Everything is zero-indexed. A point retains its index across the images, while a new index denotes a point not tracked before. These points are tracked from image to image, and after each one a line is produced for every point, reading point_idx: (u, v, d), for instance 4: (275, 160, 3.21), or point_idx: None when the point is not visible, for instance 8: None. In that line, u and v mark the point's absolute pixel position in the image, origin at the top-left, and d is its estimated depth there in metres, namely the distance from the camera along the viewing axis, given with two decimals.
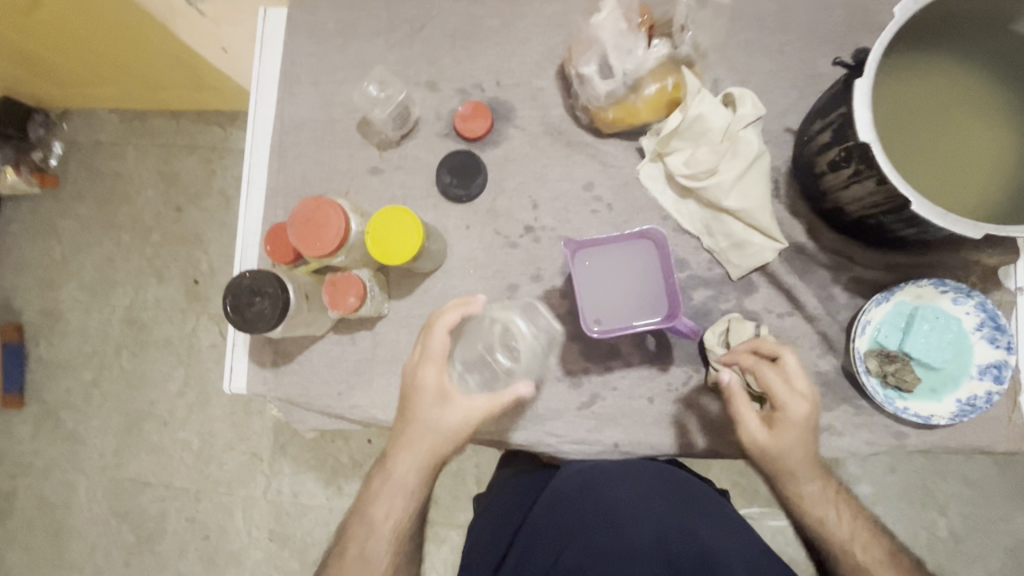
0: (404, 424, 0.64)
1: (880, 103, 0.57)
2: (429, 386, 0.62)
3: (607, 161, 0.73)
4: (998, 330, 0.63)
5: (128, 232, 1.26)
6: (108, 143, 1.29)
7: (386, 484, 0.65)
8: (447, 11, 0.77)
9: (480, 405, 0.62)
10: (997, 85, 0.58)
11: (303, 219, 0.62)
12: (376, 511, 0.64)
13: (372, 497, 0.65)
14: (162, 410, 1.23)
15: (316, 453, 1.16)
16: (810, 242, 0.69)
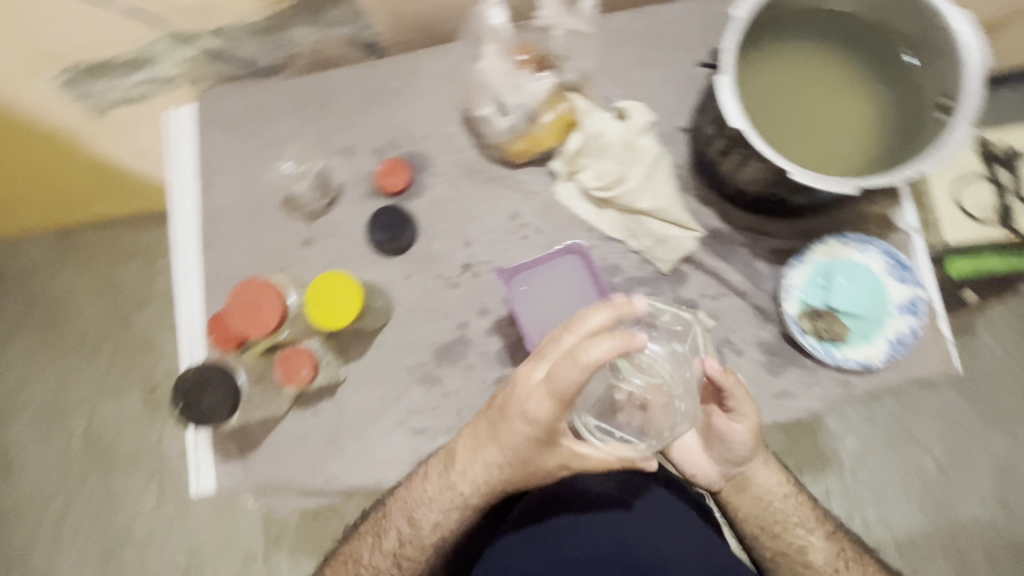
0: (502, 431, 0.59)
1: (747, 92, 0.63)
2: (540, 424, 0.55)
3: (525, 189, 0.77)
4: (904, 268, 0.69)
5: (75, 352, 1.22)
6: (36, 267, 1.25)
7: (451, 490, 0.65)
8: (348, 80, 0.81)
9: (602, 457, 0.59)
10: (845, 55, 0.64)
11: (241, 304, 0.64)
12: (430, 509, 0.66)
13: (427, 497, 0.66)
14: (139, 531, 1.17)
15: (311, 540, 1.11)
16: (725, 225, 0.74)
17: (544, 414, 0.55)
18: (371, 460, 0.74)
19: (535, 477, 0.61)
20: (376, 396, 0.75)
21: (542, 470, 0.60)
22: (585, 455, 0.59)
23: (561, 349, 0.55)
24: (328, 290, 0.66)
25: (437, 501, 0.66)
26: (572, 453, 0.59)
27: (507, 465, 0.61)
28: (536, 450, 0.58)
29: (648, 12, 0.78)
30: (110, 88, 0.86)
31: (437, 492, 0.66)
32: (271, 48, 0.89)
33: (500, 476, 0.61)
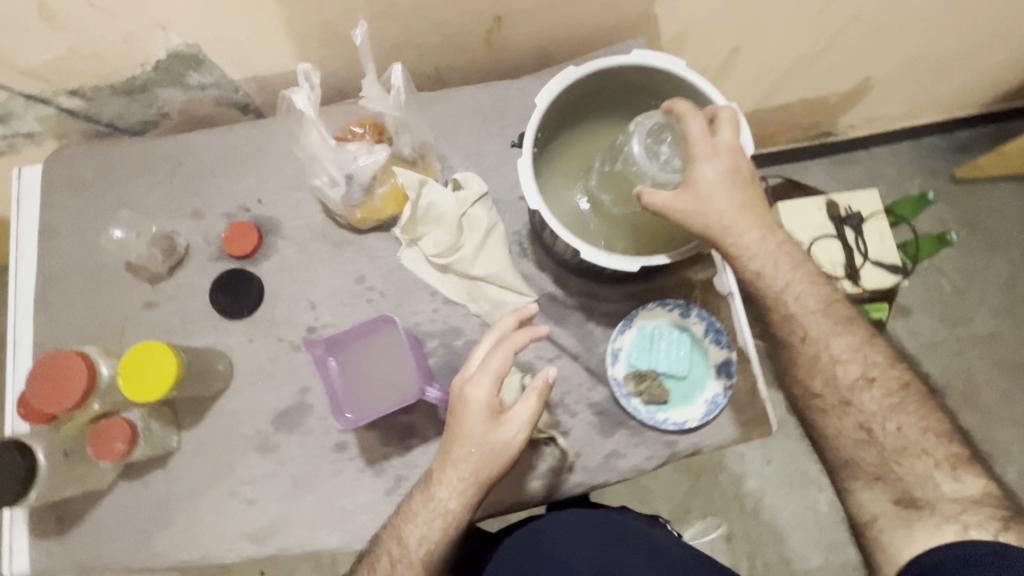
0: (456, 423, 0.62)
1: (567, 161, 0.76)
2: (480, 402, 0.61)
3: (371, 254, 0.78)
4: (718, 333, 0.75)
5: None
6: None
7: (430, 503, 0.63)
8: (202, 145, 0.82)
9: (531, 408, 0.62)
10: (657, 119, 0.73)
11: (42, 377, 0.62)
12: (419, 524, 0.63)
13: (411, 513, 0.64)
14: None
15: None
16: (560, 290, 0.77)
17: (485, 387, 0.61)
18: (201, 533, 0.72)
19: (497, 459, 0.62)
20: (210, 465, 0.73)
21: (503, 447, 0.62)
22: (532, 414, 0.62)
23: (494, 337, 0.64)
24: (141, 358, 0.64)
25: (420, 516, 0.64)
26: (524, 417, 0.62)
27: (472, 453, 0.62)
28: (488, 428, 0.62)
29: (494, 87, 0.83)
30: None
31: (418, 505, 0.64)
32: (139, 107, 0.90)
33: (467, 467, 0.62)
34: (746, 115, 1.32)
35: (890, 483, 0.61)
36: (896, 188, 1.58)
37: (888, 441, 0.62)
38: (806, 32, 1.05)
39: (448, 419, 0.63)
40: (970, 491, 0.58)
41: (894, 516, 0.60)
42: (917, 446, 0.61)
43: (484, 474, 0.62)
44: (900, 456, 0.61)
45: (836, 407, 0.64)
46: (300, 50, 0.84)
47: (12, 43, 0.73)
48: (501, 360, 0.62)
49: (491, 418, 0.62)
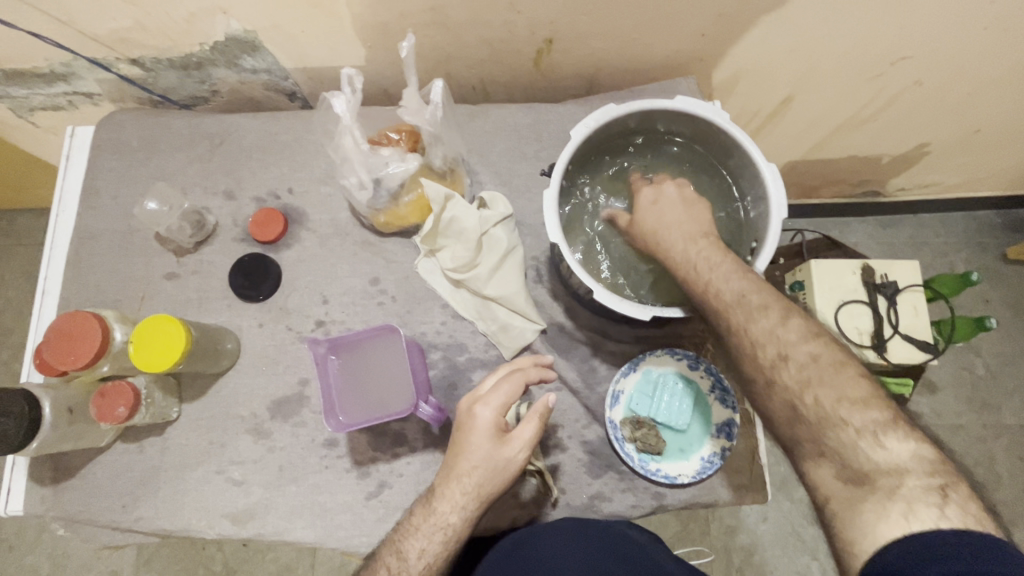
0: (462, 440, 0.62)
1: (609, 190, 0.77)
2: (485, 420, 0.61)
3: (389, 258, 0.79)
4: (725, 391, 0.73)
5: (7, 347, 1.35)
6: None
7: (431, 515, 0.62)
8: (245, 128, 0.84)
9: (536, 431, 0.62)
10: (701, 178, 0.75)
11: (57, 334, 0.64)
12: (417, 535, 0.61)
13: (412, 523, 0.62)
14: (9, 533, 1.20)
15: (183, 563, 1.18)
16: (569, 321, 0.76)
17: (495, 407, 0.62)
18: (184, 505, 0.73)
19: (497, 480, 0.61)
20: (204, 441, 0.75)
21: (504, 467, 0.61)
22: (534, 439, 0.62)
23: (508, 368, 0.65)
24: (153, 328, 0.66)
25: (416, 525, 0.62)
26: (527, 441, 0.62)
27: (475, 470, 0.61)
28: (492, 449, 0.61)
29: (535, 109, 0.83)
30: (37, 95, 0.94)
31: (417, 514, 0.63)
32: (192, 82, 0.93)
33: (469, 482, 0.61)
34: (792, 165, 1.29)
35: (832, 457, 0.53)
36: (940, 259, 1.51)
37: (812, 414, 0.54)
38: (864, 91, 1.02)
39: (453, 436, 0.63)
40: (903, 459, 0.50)
41: (842, 497, 0.51)
42: (835, 415, 0.53)
43: (486, 491, 0.61)
44: (836, 418, 0.53)
45: (764, 387, 0.57)
46: (350, 49, 0.85)
47: (82, 11, 0.76)
48: (513, 385, 0.62)
49: (496, 440, 0.61)
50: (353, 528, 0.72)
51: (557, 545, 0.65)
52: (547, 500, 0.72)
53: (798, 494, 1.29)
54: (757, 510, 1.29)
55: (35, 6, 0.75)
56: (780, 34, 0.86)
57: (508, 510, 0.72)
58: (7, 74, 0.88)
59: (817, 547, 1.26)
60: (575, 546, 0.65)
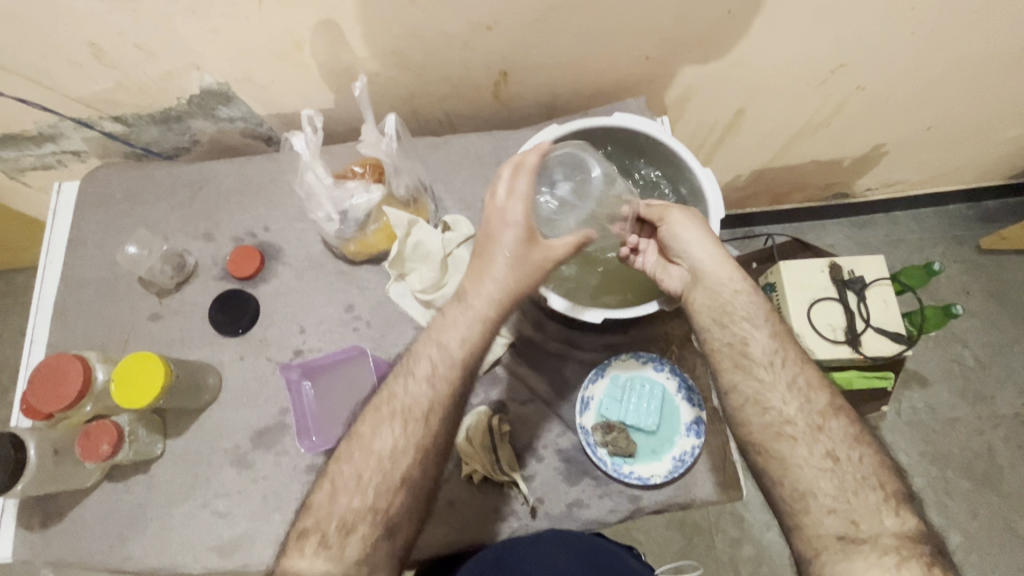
0: (492, 243, 0.67)
1: None
2: (515, 223, 0.66)
3: (362, 285, 0.83)
4: (690, 390, 0.76)
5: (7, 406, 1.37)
6: None
7: (450, 345, 0.66)
8: (222, 173, 0.89)
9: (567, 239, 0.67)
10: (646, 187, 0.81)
11: (41, 377, 0.67)
12: (435, 370, 0.65)
13: (418, 369, 0.66)
14: None
15: None
16: (537, 333, 0.78)
17: (516, 219, 0.66)
18: (171, 540, 0.74)
19: (531, 277, 0.67)
20: (189, 475, 0.76)
21: (534, 266, 0.67)
22: (563, 245, 0.67)
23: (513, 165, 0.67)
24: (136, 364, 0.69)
25: (424, 372, 0.66)
26: (557, 246, 0.67)
27: (508, 272, 0.66)
28: (522, 248, 0.66)
29: (495, 137, 0.88)
30: (27, 157, 1.00)
31: (422, 355, 0.67)
32: (172, 135, 0.98)
33: (502, 283, 0.67)
34: (756, 173, 1.34)
35: (842, 514, 0.61)
36: (916, 255, 1.54)
37: (854, 469, 0.63)
38: (812, 99, 1.07)
39: (484, 240, 0.67)
40: (908, 526, 0.60)
41: (837, 548, 0.60)
42: (873, 478, 0.63)
43: (517, 291, 0.67)
44: (858, 488, 0.62)
45: (807, 434, 0.65)
46: (319, 94, 0.90)
47: (67, 76, 0.82)
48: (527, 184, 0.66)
49: (526, 241, 0.66)
50: None
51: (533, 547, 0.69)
52: (519, 509, 0.73)
53: None
54: (760, 518, 1.27)
55: (23, 75, 0.81)
56: (718, 53, 0.92)
57: (484, 522, 0.72)
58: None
59: None
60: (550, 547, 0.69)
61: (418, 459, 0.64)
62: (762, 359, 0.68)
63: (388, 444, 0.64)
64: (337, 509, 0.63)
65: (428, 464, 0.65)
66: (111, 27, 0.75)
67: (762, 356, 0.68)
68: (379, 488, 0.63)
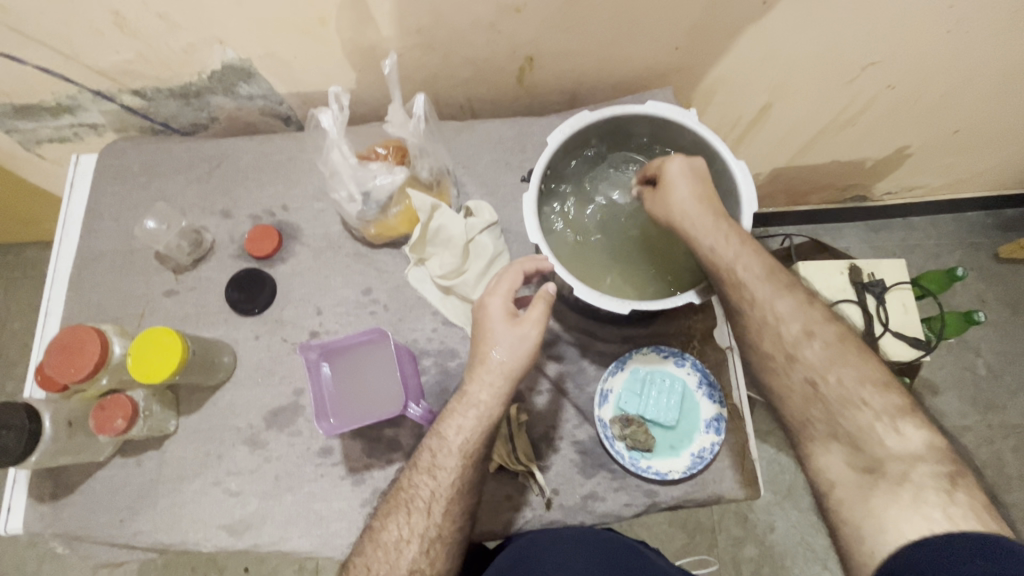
0: (482, 331, 0.67)
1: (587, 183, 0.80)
2: (498, 312, 0.66)
3: (381, 268, 0.82)
4: (711, 386, 0.75)
5: (14, 379, 1.37)
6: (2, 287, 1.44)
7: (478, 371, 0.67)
8: (241, 150, 0.88)
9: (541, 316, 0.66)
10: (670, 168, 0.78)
11: (59, 348, 0.66)
12: (436, 459, 0.65)
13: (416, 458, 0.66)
14: (8, 564, 1.19)
15: None
16: (557, 323, 0.77)
17: (496, 298, 0.67)
18: (181, 516, 0.74)
19: (523, 358, 0.66)
20: (201, 452, 0.76)
21: (522, 344, 0.66)
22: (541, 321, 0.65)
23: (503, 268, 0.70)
24: (176, 359, 0.68)
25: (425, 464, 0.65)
26: (537, 322, 0.66)
27: (500, 357, 0.65)
28: (507, 330, 0.66)
29: (519, 123, 0.87)
30: (44, 128, 0.99)
31: (425, 446, 0.66)
32: (191, 110, 0.97)
33: (493, 369, 0.65)
34: (776, 172, 1.32)
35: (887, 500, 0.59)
36: (933, 261, 1.53)
37: None
38: (840, 97, 1.06)
39: (474, 331, 0.68)
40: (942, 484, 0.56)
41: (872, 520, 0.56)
42: None
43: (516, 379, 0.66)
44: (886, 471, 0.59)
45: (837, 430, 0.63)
46: (341, 72, 0.89)
47: (88, 45, 0.81)
48: (513, 274, 0.68)
49: (511, 325, 0.66)
50: (348, 535, 0.72)
51: (545, 544, 0.68)
52: (537, 507, 0.72)
53: (805, 501, 1.27)
54: (766, 518, 1.27)
55: (44, 43, 0.80)
56: (749, 46, 0.90)
57: (498, 513, 0.72)
58: (17, 108, 0.93)
59: (827, 555, 1.25)
60: (563, 542, 0.68)
61: (427, 550, 0.63)
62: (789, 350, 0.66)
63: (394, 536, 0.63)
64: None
65: (438, 551, 0.64)
66: None
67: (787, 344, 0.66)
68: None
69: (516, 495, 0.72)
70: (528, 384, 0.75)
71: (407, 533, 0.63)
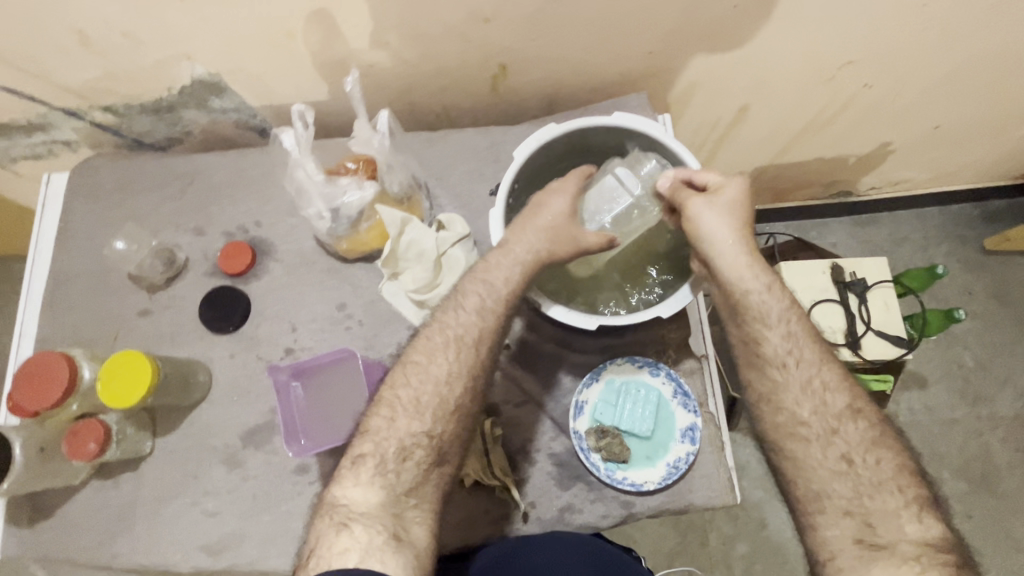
0: (533, 216, 0.69)
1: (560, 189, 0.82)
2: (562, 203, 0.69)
3: (355, 283, 0.81)
4: (686, 396, 0.75)
5: None
6: None
7: (498, 279, 0.67)
8: (213, 166, 0.87)
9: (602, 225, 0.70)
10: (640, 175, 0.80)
11: (27, 375, 0.66)
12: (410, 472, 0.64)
13: (412, 367, 0.64)
14: None
15: None
16: (532, 334, 0.77)
17: (559, 204, 0.69)
18: (160, 537, 0.74)
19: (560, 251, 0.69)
20: (179, 473, 0.76)
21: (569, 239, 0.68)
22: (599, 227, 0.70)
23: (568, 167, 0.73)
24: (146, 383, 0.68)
25: (438, 372, 0.64)
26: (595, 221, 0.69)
27: (537, 242, 0.68)
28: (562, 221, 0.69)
29: (493, 133, 0.86)
30: (17, 146, 0.98)
31: (435, 354, 0.64)
32: (164, 126, 0.96)
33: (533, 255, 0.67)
34: (760, 170, 1.31)
35: (858, 516, 0.59)
36: (920, 255, 1.52)
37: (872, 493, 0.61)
38: (818, 96, 1.05)
39: (523, 215, 0.70)
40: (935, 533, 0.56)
41: (854, 554, 0.57)
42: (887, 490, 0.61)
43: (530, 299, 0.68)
44: (873, 490, 0.59)
45: (820, 437, 0.62)
46: (312, 85, 0.88)
47: (53, 64, 0.80)
48: (577, 173, 0.71)
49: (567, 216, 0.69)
50: None
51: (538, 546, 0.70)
52: (514, 520, 0.72)
53: None
54: (755, 517, 1.27)
55: (11, 64, 0.80)
56: (724, 49, 0.90)
57: (474, 528, 0.72)
58: None
59: None
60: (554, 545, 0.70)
61: (431, 463, 0.62)
62: (774, 356, 0.65)
63: (394, 444, 0.61)
64: (338, 511, 0.57)
65: None
66: (96, 14, 0.73)
67: (760, 348, 0.66)
68: (386, 491, 0.59)
69: (493, 509, 0.72)
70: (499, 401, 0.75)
71: (412, 442, 0.61)
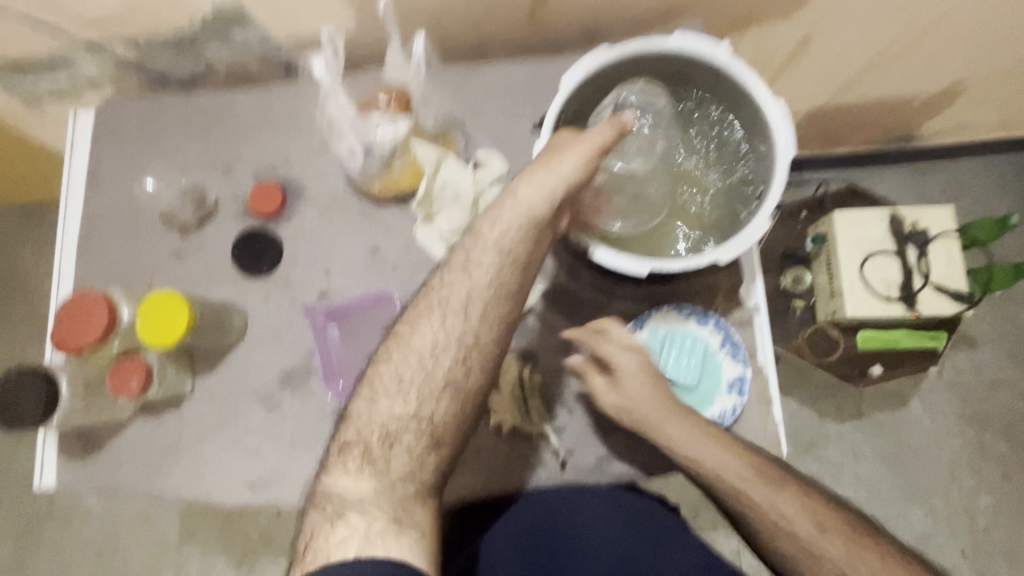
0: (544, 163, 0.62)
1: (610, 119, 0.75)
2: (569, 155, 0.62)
3: (388, 226, 0.78)
4: (734, 346, 0.71)
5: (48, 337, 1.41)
6: (27, 247, 1.46)
7: (481, 231, 0.62)
8: (239, 104, 0.84)
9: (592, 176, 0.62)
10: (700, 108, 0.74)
11: (68, 313, 0.67)
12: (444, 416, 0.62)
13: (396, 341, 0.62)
14: (60, 509, 1.27)
15: (222, 534, 1.24)
16: (572, 281, 0.74)
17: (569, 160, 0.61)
18: (204, 473, 0.75)
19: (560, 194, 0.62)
20: (219, 413, 0.77)
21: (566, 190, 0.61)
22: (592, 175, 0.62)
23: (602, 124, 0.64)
24: (186, 330, 0.67)
25: (421, 344, 0.60)
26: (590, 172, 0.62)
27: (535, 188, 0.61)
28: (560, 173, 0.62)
29: (532, 65, 0.80)
30: (41, 83, 0.95)
31: (418, 322, 0.61)
32: (187, 61, 0.92)
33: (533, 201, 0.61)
34: (815, 112, 1.21)
35: None
36: (982, 207, 1.41)
37: None
38: (892, 24, 0.94)
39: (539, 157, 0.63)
40: None
41: None
42: None
43: (518, 256, 0.61)
44: None
45: None
46: (338, 13, 0.82)
47: None
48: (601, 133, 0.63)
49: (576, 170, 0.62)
50: None
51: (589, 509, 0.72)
52: (552, 468, 0.71)
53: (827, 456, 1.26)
54: None
55: None
56: None
57: (509, 474, 0.71)
58: (11, 62, 0.90)
59: None
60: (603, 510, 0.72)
61: (425, 445, 0.59)
62: None
63: (378, 430, 0.60)
64: (333, 503, 0.57)
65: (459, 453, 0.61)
66: None
67: None
68: (379, 479, 0.58)
69: (532, 456, 0.71)
70: (537, 346, 0.73)
71: (397, 426, 0.59)
